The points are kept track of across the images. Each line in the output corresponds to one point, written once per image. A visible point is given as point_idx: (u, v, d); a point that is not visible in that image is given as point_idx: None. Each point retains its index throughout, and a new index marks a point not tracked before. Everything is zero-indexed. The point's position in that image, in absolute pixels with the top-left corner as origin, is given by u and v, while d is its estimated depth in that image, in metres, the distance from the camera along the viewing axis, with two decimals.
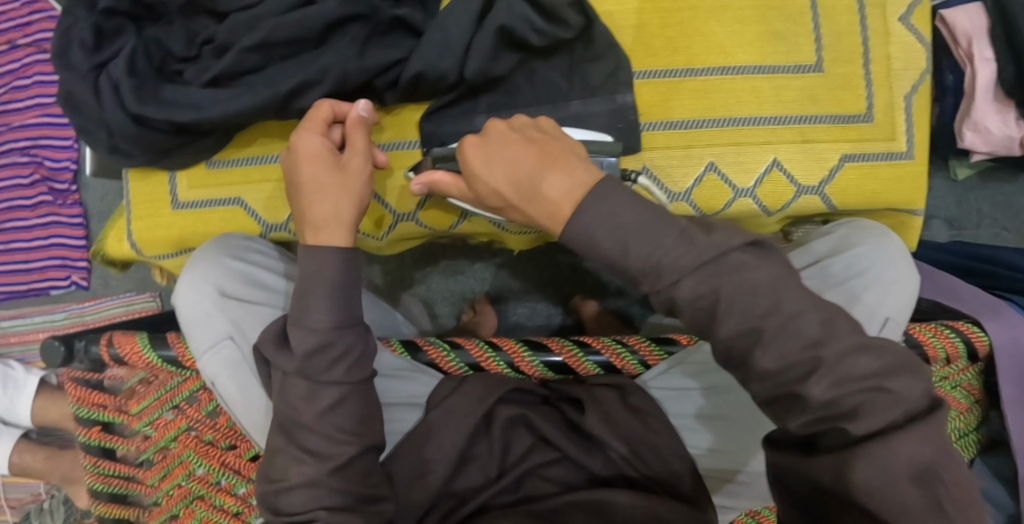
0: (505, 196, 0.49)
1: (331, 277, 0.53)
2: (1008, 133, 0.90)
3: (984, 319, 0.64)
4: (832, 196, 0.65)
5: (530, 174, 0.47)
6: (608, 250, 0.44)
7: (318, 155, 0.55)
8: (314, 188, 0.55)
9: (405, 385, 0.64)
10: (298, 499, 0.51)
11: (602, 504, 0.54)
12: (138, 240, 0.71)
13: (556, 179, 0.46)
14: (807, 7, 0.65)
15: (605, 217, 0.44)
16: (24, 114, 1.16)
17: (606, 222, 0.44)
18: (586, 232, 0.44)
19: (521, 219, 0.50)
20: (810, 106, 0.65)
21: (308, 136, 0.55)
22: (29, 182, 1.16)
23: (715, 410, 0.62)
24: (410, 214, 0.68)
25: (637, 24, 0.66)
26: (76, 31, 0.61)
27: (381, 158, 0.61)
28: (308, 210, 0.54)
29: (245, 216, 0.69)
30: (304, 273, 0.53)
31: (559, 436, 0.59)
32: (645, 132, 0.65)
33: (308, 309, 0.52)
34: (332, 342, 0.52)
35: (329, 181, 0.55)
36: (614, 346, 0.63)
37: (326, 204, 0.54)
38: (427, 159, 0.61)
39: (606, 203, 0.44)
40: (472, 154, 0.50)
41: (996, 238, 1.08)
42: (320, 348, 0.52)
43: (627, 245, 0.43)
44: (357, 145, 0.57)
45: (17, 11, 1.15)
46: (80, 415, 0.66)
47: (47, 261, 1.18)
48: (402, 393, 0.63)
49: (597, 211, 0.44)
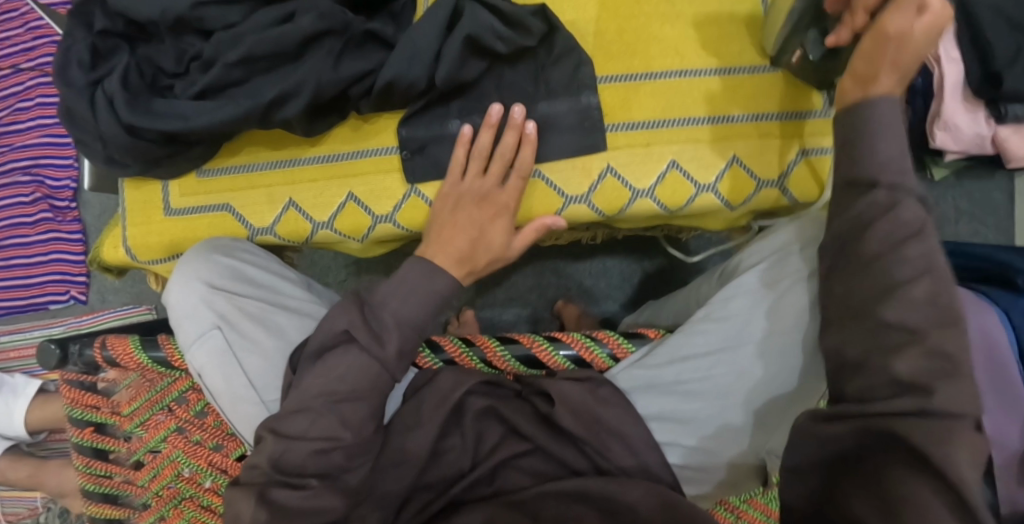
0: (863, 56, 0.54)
1: (437, 288, 0.62)
2: (977, 130, 0.93)
3: None
4: (791, 188, 0.69)
5: (894, 60, 0.52)
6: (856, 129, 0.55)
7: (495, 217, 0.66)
8: (471, 233, 0.64)
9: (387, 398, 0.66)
10: (304, 463, 0.56)
11: (580, 495, 0.57)
12: (131, 246, 0.74)
13: (887, 84, 0.53)
14: (759, 12, 0.69)
15: (893, 120, 0.53)
16: (26, 135, 1.20)
17: (889, 122, 0.53)
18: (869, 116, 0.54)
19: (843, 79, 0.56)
20: (766, 104, 0.68)
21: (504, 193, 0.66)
22: (30, 200, 1.20)
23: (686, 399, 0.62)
24: (387, 215, 0.70)
25: (596, 31, 0.69)
26: (74, 51, 0.65)
27: (519, 243, 0.67)
28: (452, 242, 0.64)
29: (232, 220, 0.72)
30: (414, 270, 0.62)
31: (530, 429, 0.61)
32: (609, 133, 0.68)
33: (402, 303, 0.60)
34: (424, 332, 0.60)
35: (483, 238, 0.65)
36: (583, 340, 0.66)
37: (467, 244, 0.64)
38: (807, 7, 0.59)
39: (890, 115, 0.54)
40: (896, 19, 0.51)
41: (975, 235, 1.10)
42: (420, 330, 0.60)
43: (886, 147, 0.53)
44: (525, 238, 0.67)
45: (22, 37, 1.20)
46: (74, 416, 0.69)
47: (46, 276, 1.20)
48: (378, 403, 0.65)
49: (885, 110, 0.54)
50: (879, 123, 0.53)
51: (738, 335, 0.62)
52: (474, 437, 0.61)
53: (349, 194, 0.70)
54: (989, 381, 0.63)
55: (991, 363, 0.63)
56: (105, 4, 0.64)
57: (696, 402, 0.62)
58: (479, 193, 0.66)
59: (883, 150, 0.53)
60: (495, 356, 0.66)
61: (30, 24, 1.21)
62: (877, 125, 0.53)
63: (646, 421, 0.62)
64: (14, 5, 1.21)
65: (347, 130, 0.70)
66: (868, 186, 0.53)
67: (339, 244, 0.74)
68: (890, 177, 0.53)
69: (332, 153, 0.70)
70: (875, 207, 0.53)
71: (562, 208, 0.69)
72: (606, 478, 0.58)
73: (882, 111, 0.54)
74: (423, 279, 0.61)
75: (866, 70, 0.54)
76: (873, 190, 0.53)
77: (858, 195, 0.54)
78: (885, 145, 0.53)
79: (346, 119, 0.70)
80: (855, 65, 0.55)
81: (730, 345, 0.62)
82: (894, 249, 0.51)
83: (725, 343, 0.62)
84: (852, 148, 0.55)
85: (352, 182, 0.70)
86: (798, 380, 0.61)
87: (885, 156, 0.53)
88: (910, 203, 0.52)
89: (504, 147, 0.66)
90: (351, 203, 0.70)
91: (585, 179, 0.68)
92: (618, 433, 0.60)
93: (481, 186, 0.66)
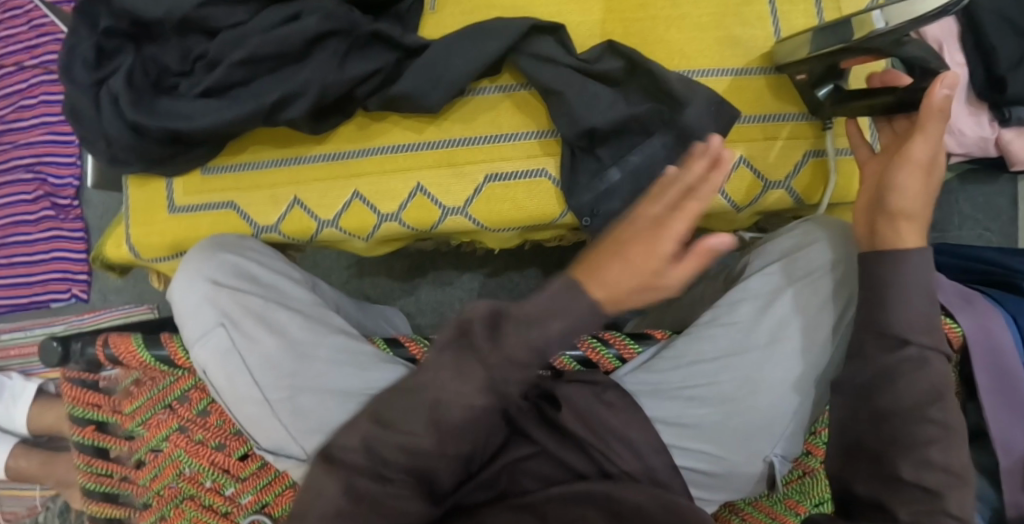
0: (892, 199, 0.55)
1: (574, 317, 0.50)
2: (982, 134, 0.92)
3: (956, 310, 0.66)
4: (797, 190, 0.69)
5: (919, 195, 0.55)
6: (881, 283, 0.54)
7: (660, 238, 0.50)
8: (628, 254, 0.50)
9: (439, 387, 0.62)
10: (391, 458, 0.53)
11: (588, 494, 0.56)
12: (135, 244, 0.73)
13: (912, 231, 0.55)
14: (764, 11, 0.68)
15: (921, 274, 0.53)
16: (29, 133, 1.20)
17: (917, 284, 0.53)
18: (903, 267, 0.54)
19: (867, 227, 0.57)
20: (774, 106, 0.68)
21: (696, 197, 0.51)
22: (32, 198, 1.19)
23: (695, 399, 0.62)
24: (392, 214, 0.69)
25: (602, 33, 0.70)
26: (79, 49, 0.65)
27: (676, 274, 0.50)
28: (603, 266, 0.51)
29: (237, 218, 0.71)
30: (555, 294, 0.51)
31: (535, 429, 0.62)
32: (740, 125, 0.68)
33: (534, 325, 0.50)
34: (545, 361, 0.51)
35: (641, 260, 0.50)
36: (590, 341, 0.66)
37: (618, 268, 0.50)
38: (833, 46, 0.59)
39: (919, 269, 0.54)
40: (918, 151, 0.56)
41: (979, 239, 1.10)
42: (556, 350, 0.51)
43: (911, 307, 0.53)
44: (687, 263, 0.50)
45: (25, 35, 1.20)
46: (75, 414, 0.69)
47: (47, 275, 1.20)
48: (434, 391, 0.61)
49: (918, 266, 0.54)
50: (910, 279, 0.53)
51: (749, 337, 0.62)
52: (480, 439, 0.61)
53: (355, 193, 0.69)
54: (992, 383, 0.64)
55: (993, 363, 0.64)
56: (110, 4, 0.63)
57: (702, 405, 0.61)
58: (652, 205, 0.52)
59: (917, 306, 0.53)
60: None
61: (33, 21, 1.20)
62: (904, 282, 0.53)
63: (654, 424, 0.62)
64: (18, 3, 1.21)
65: (353, 129, 0.70)
66: (899, 342, 0.53)
67: (345, 244, 0.74)
68: (917, 334, 0.53)
69: (338, 151, 0.70)
70: (903, 368, 0.52)
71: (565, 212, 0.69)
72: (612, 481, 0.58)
73: (913, 267, 0.54)
74: (562, 299, 0.50)
75: (899, 211, 0.55)
76: (902, 352, 0.53)
77: (886, 349, 0.54)
78: (917, 300, 0.53)
79: (353, 117, 0.70)
80: (887, 209, 0.55)
81: (739, 348, 0.62)
82: (918, 410, 0.51)
83: (734, 347, 0.62)
84: (878, 305, 0.54)
85: (357, 181, 0.69)
86: (806, 383, 0.61)
87: (913, 319, 0.53)
88: (937, 362, 0.52)
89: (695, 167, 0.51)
90: (357, 201, 0.69)
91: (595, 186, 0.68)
92: (624, 437, 0.60)
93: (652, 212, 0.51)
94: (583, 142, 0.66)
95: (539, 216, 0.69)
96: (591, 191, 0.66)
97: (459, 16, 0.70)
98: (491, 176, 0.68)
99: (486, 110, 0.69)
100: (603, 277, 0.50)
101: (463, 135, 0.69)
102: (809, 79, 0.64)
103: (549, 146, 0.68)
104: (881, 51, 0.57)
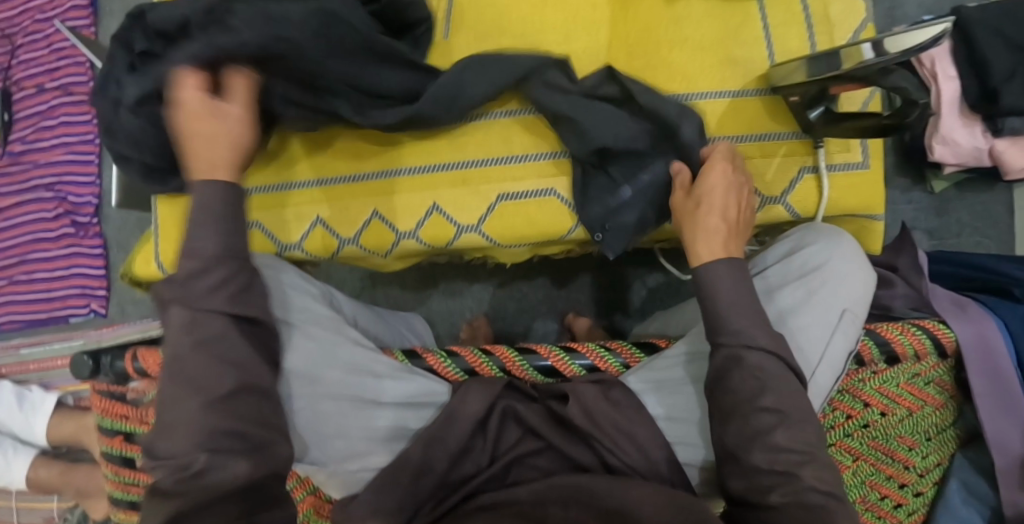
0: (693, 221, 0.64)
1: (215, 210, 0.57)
2: (975, 144, 0.96)
3: (950, 318, 0.72)
4: (794, 205, 0.72)
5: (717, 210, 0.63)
6: (722, 297, 0.60)
7: (197, 107, 0.59)
8: (210, 134, 0.59)
9: (371, 382, 0.66)
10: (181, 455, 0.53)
11: (584, 491, 0.59)
12: (163, 260, 0.77)
13: (717, 244, 0.62)
14: (761, 35, 0.72)
15: (736, 277, 0.60)
16: (50, 153, 1.24)
17: (735, 288, 0.60)
18: (714, 275, 0.61)
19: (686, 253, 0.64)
20: (771, 125, 0.71)
21: (187, 93, 0.59)
22: (53, 216, 1.23)
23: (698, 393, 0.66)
24: (410, 232, 0.73)
25: (606, 57, 0.73)
26: (113, 70, 0.68)
27: (236, 110, 0.61)
28: (202, 154, 0.59)
29: (262, 237, 0.76)
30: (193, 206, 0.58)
31: (545, 428, 0.65)
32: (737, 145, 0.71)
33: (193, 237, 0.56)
34: (209, 269, 0.56)
35: (216, 129, 0.59)
36: (597, 351, 0.70)
37: (211, 146, 0.59)
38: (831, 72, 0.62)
39: (732, 279, 0.60)
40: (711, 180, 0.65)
41: (976, 245, 1.13)
42: (199, 272, 0.55)
43: (740, 313, 0.59)
44: (236, 96, 0.61)
45: (46, 58, 1.24)
46: (104, 425, 0.73)
47: (67, 290, 1.24)
48: (369, 391, 0.66)
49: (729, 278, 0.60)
50: (724, 282, 0.60)
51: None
52: (493, 437, 0.65)
53: (374, 212, 0.73)
54: (984, 384, 0.69)
55: (987, 366, 0.70)
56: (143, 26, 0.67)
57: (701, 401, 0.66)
58: (185, 116, 0.59)
59: (738, 305, 0.59)
60: (514, 367, 0.70)
61: (54, 45, 1.24)
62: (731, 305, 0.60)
63: (657, 421, 0.66)
64: (39, 27, 1.25)
65: (374, 151, 0.73)
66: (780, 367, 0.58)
67: (364, 260, 0.78)
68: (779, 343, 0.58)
69: (356, 172, 0.73)
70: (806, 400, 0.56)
71: (574, 226, 0.72)
72: (610, 477, 0.61)
73: (721, 273, 0.61)
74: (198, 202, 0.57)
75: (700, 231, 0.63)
76: (756, 363, 0.57)
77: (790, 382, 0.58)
78: (730, 289, 0.60)
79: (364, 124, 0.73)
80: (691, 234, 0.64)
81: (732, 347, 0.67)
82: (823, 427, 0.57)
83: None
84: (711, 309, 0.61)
85: (379, 200, 0.73)
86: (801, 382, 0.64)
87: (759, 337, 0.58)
88: None
89: (233, 75, 0.62)
90: (376, 220, 0.73)
91: (523, 207, 0.72)
92: (630, 434, 0.63)
93: (201, 98, 0.60)
94: (592, 159, 0.69)
95: (549, 230, 0.72)
96: (601, 205, 0.70)
97: (472, 43, 0.74)
98: (504, 195, 0.72)
99: (498, 129, 0.72)
100: (204, 172, 0.59)
101: (477, 156, 0.72)
102: (802, 100, 0.67)
103: (558, 166, 0.72)
104: (870, 77, 0.61)
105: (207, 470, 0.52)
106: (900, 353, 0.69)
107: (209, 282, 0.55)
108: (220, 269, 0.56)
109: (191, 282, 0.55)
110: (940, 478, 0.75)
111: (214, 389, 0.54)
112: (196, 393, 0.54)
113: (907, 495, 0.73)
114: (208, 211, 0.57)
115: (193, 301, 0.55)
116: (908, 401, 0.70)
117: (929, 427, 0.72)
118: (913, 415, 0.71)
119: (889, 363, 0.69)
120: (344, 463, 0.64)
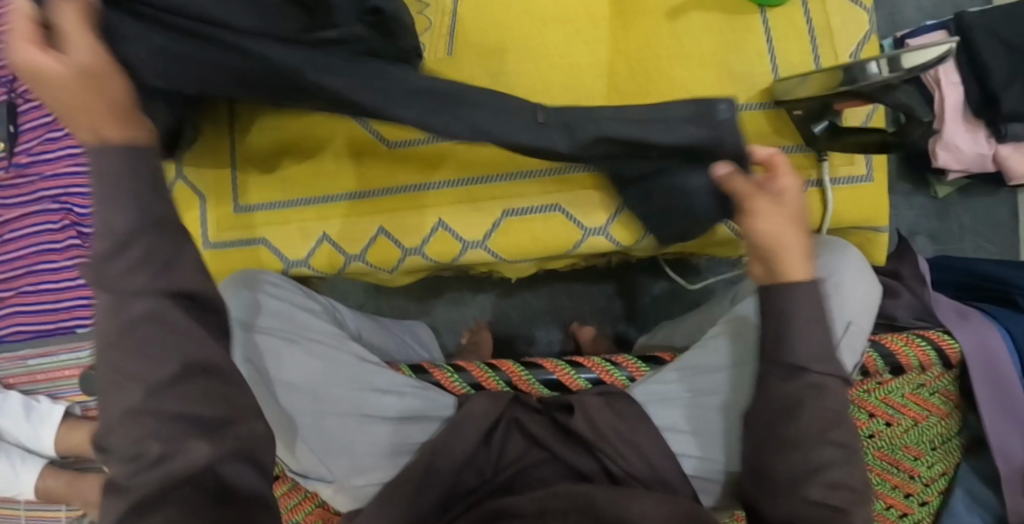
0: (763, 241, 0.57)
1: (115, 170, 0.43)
2: (979, 151, 0.95)
3: (953, 328, 0.72)
4: None
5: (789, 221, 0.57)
6: (789, 315, 0.56)
7: (41, 61, 0.43)
8: (75, 96, 0.43)
9: (369, 395, 0.66)
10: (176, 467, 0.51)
11: (588, 498, 0.58)
12: None
13: (797, 262, 0.56)
14: (763, 49, 0.72)
15: (807, 295, 0.56)
16: (55, 164, 1.24)
17: (807, 305, 0.56)
18: (790, 295, 0.56)
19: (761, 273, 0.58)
20: (774, 139, 0.72)
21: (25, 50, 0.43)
22: (59, 227, 1.24)
23: (709, 403, 0.66)
24: (416, 248, 0.74)
25: (609, 71, 0.74)
26: None
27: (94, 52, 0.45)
28: (79, 121, 0.44)
29: (268, 254, 0.76)
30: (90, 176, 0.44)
31: (549, 437, 0.65)
32: None
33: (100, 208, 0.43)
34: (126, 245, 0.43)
35: (83, 84, 0.44)
36: (603, 365, 0.72)
37: (85, 103, 0.44)
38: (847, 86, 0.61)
39: (800, 295, 0.56)
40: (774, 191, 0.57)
41: (980, 250, 1.13)
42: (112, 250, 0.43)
43: (795, 330, 0.56)
44: (75, 38, 0.45)
45: None
46: None
47: (73, 301, 1.22)
48: (367, 404, 0.66)
49: (798, 296, 0.56)
50: (797, 301, 0.56)
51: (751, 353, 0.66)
52: (498, 447, 0.65)
53: (379, 228, 0.74)
54: (988, 395, 0.70)
55: (991, 376, 0.70)
56: None
57: (710, 415, 0.65)
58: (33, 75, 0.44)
59: (811, 332, 0.56)
60: (520, 381, 0.72)
61: None
62: (797, 317, 0.56)
63: (662, 433, 0.66)
64: None
65: (380, 169, 0.74)
66: (800, 370, 0.56)
67: (371, 275, 0.79)
68: (822, 360, 0.56)
69: (360, 191, 0.74)
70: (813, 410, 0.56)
71: (580, 239, 0.73)
72: (617, 487, 0.61)
73: (796, 293, 0.56)
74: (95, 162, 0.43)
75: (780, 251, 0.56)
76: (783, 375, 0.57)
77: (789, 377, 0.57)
78: (803, 309, 0.56)
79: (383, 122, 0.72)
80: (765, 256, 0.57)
81: (745, 362, 0.66)
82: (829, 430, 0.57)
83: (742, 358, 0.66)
84: (774, 328, 0.57)
85: (385, 217, 0.74)
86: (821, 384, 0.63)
87: (811, 350, 0.56)
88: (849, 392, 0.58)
89: (60, 11, 0.45)
90: (381, 236, 0.74)
91: (530, 221, 0.72)
92: (636, 446, 0.64)
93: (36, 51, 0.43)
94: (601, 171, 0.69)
95: (554, 246, 0.73)
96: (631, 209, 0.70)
97: (476, 59, 0.74)
98: (509, 211, 0.72)
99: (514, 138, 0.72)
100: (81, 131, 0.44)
101: (481, 174, 0.73)
102: (805, 115, 0.67)
103: (561, 182, 0.72)
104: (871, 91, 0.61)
105: (168, 455, 0.46)
106: (904, 364, 0.69)
107: (126, 260, 0.43)
108: (142, 242, 0.43)
109: (106, 257, 0.43)
110: (945, 488, 0.74)
111: (151, 378, 0.45)
112: (136, 378, 0.45)
113: (912, 505, 0.72)
114: (108, 179, 0.43)
115: (110, 282, 0.44)
116: (913, 411, 0.70)
117: (935, 436, 0.72)
118: (918, 425, 0.71)
119: (894, 373, 0.69)
120: (350, 478, 0.64)
